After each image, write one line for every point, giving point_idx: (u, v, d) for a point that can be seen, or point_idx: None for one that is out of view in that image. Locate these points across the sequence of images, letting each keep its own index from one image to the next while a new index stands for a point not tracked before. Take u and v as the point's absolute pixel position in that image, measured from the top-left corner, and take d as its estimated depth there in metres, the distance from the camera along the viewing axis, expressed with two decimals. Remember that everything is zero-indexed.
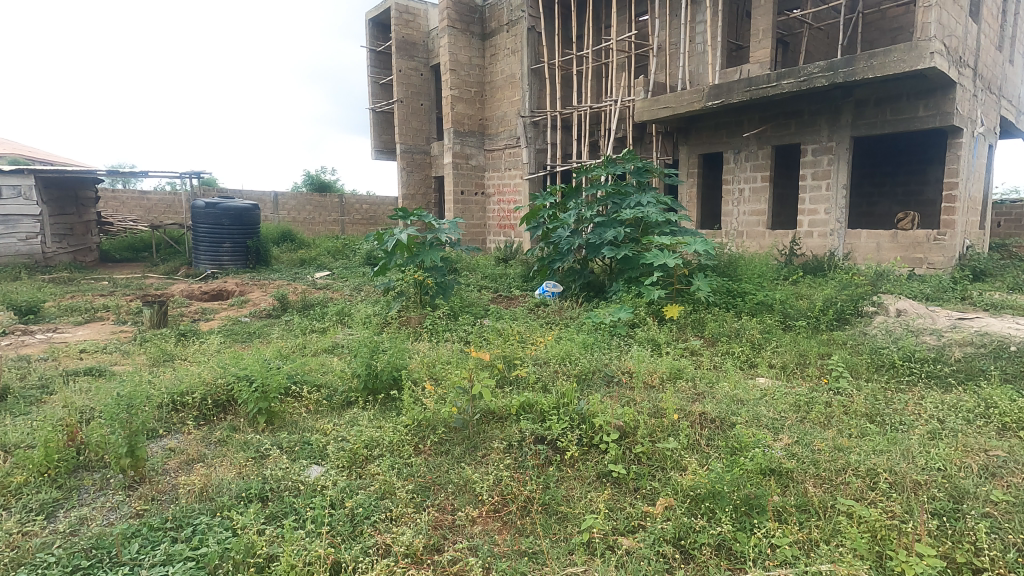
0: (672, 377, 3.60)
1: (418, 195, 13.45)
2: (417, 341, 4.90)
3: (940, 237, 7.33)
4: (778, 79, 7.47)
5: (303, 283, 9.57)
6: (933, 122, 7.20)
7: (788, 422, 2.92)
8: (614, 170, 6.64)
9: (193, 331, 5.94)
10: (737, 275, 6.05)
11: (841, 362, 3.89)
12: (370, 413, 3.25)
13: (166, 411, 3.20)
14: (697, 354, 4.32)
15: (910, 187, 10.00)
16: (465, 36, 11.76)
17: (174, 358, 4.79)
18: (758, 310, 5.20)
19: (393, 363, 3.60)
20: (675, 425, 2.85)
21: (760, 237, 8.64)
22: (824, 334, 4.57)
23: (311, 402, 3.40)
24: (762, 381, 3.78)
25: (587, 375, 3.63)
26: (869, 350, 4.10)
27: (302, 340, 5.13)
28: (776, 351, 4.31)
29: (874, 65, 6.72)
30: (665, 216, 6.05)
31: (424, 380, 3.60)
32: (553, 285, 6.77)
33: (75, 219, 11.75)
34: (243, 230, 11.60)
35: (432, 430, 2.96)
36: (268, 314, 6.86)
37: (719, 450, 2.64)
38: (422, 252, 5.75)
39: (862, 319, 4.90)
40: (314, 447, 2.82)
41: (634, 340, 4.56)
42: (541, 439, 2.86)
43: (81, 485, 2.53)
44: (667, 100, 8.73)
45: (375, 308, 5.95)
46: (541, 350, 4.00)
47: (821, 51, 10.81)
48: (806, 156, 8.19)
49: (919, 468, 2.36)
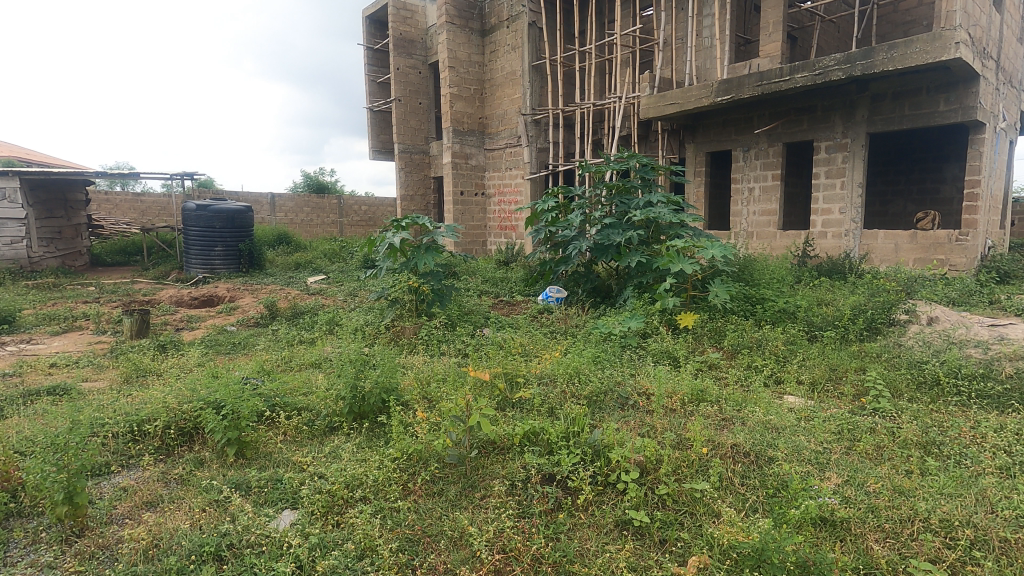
0: (695, 401, 3.19)
1: (416, 195, 13.08)
2: (411, 355, 4.53)
3: (963, 237, 6.94)
4: (792, 72, 7.08)
5: (296, 287, 9.21)
6: (954, 117, 6.80)
7: (835, 456, 2.52)
8: (618, 168, 6.28)
9: (174, 342, 5.61)
10: (754, 279, 5.65)
11: (878, 380, 3.54)
12: (355, 443, 2.88)
13: (122, 442, 2.83)
14: (717, 369, 3.98)
15: (925, 186, 9.64)
16: (464, 32, 11.39)
17: (148, 376, 4.43)
18: (780, 319, 4.83)
19: (382, 384, 3.25)
20: (704, 462, 2.48)
21: (772, 238, 8.27)
22: (854, 346, 4.19)
23: (291, 428, 3.04)
24: (792, 401, 3.41)
25: (599, 397, 3.25)
26: (907, 364, 3.74)
27: (288, 354, 4.78)
28: (803, 365, 3.96)
29: (894, 56, 6.33)
30: (678, 217, 5.64)
31: (416, 402, 3.25)
32: (557, 290, 6.43)
33: (64, 222, 11.39)
34: (236, 234, 11.23)
35: (424, 465, 2.60)
36: (255, 324, 6.50)
37: (757, 493, 2.28)
38: (416, 256, 5.39)
39: (893, 328, 4.50)
40: (287, 489, 2.45)
41: (647, 353, 4.22)
42: (549, 478, 2.49)
43: (10, 538, 2.17)
44: (673, 97, 8.31)
45: (368, 318, 5.58)
46: (547, 365, 3.63)
47: (831, 46, 10.46)
48: (820, 153, 7.80)
49: (1003, 521, 1.98)
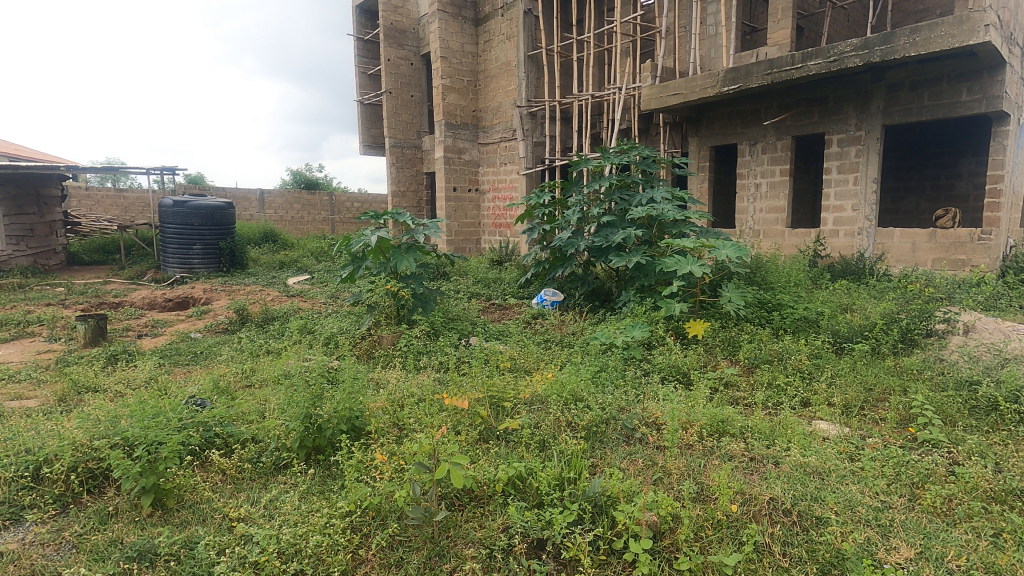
0: (715, 434, 2.66)
1: (408, 192, 12.56)
2: (386, 370, 4.01)
3: (986, 236, 6.42)
4: (804, 59, 6.53)
5: (278, 288, 8.66)
6: (977, 108, 6.23)
7: (899, 515, 2.00)
8: (617, 162, 5.79)
9: (130, 351, 5.07)
10: (770, 281, 5.12)
11: (925, 405, 3.03)
12: (301, 490, 2.37)
13: (14, 490, 2.30)
14: (734, 387, 3.50)
15: (939, 182, 9.15)
16: (456, 21, 10.85)
17: (88, 394, 3.90)
18: (801, 328, 4.31)
19: (343, 411, 2.74)
20: (733, 523, 1.96)
21: (780, 237, 7.76)
22: (889, 361, 3.68)
23: (228, 467, 2.52)
24: (826, 430, 2.92)
25: (599, 427, 2.73)
26: (955, 385, 3.26)
27: (250, 368, 4.24)
28: (833, 383, 3.47)
29: (916, 41, 5.79)
30: (683, 213, 5.15)
31: (383, 434, 2.75)
32: (552, 293, 5.89)
33: (37, 219, 10.79)
34: (216, 231, 10.66)
35: (382, 523, 2.10)
36: (223, 330, 5.94)
37: (806, 570, 1.77)
38: (396, 257, 4.83)
39: (932, 340, 3.98)
40: (202, 560, 1.95)
41: (654, 368, 3.72)
42: (538, 546, 1.98)
43: None
44: (676, 87, 7.77)
45: (343, 325, 5.04)
46: (539, 385, 3.10)
47: (841, 35, 9.95)
48: (832, 147, 7.28)
49: None
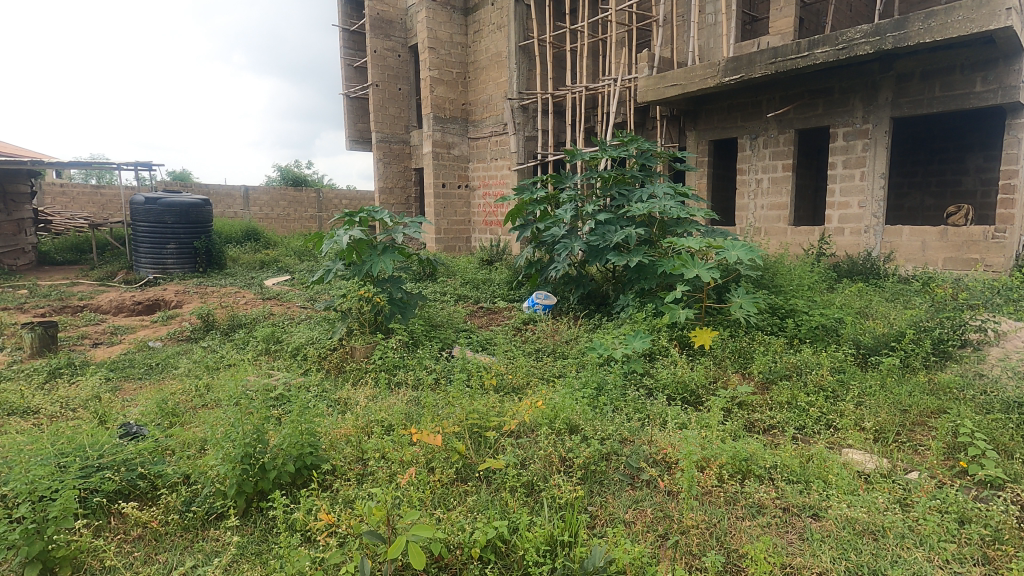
0: (738, 474, 2.22)
1: (396, 188, 12.07)
2: (357, 387, 3.56)
3: (1000, 233, 5.94)
4: (810, 48, 6.06)
5: (254, 290, 8.14)
6: (992, 99, 5.79)
7: None
8: (615, 155, 5.31)
9: (79, 363, 4.58)
10: (782, 284, 4.69)
11: (975, 433, 2.59)
12: (235, 552, 1.93)
13: None
14: (750, 409, 3.06)
15: (945, 178, 8.77)
16: (445, 10, 10.36)
17: (16, 416, 3.42)
18: (818, 337, 3.88)
19: (292, 446, 2.29)
20: None
21: (782, 234, 7.36)
22: (921, 376, 3.26)
23: (149, 520, 2.08)
24: (863, 461, 2.49)
25: (598, 466, 2.29)
26: (1001, 407, 2.84)
27: (205, 384, 3.76)
28: (862, 403, 3.05)
29: (931, 26, 5.33)
30: (686, 210, 4.71)
31: (340, 475, 2.30)
32: (544, 296, 5.44)
33: (3, 217, 10.16)
34: (190, 230, 10.12)
35: None
36: (187, 338, 5.45)
37: None
38: (370, 259, 4.31)
39: (966, 352, 3.56)
40: None
41: (658, 385, 3.29)
42: None
43: None
44: (675, 77, 7.29)
45: (314, 333, 4.55)
46: (527, 410, 2.65)
47: (845, 25, 9.54)
48: (836, 141, 6.86)
49: None
